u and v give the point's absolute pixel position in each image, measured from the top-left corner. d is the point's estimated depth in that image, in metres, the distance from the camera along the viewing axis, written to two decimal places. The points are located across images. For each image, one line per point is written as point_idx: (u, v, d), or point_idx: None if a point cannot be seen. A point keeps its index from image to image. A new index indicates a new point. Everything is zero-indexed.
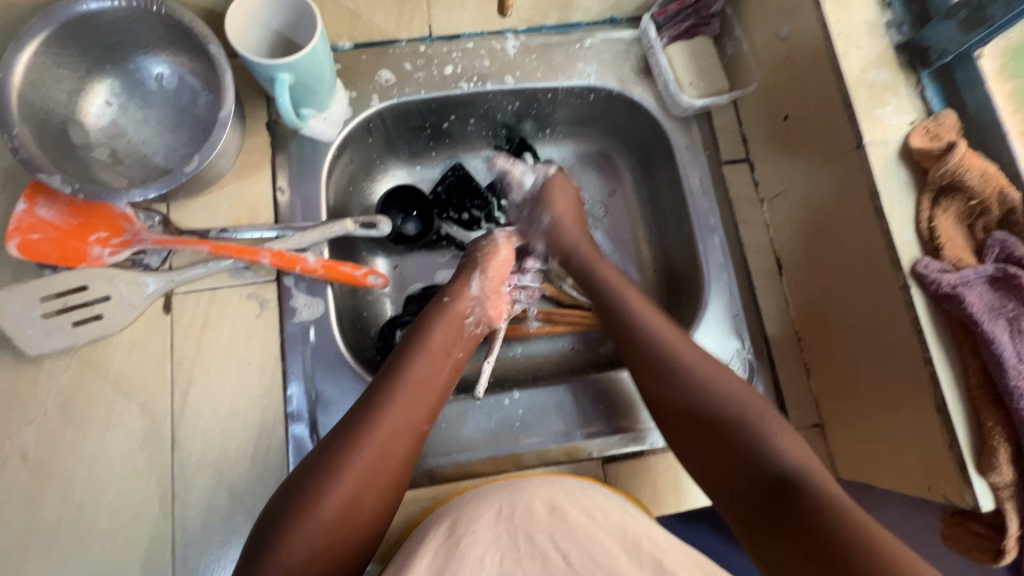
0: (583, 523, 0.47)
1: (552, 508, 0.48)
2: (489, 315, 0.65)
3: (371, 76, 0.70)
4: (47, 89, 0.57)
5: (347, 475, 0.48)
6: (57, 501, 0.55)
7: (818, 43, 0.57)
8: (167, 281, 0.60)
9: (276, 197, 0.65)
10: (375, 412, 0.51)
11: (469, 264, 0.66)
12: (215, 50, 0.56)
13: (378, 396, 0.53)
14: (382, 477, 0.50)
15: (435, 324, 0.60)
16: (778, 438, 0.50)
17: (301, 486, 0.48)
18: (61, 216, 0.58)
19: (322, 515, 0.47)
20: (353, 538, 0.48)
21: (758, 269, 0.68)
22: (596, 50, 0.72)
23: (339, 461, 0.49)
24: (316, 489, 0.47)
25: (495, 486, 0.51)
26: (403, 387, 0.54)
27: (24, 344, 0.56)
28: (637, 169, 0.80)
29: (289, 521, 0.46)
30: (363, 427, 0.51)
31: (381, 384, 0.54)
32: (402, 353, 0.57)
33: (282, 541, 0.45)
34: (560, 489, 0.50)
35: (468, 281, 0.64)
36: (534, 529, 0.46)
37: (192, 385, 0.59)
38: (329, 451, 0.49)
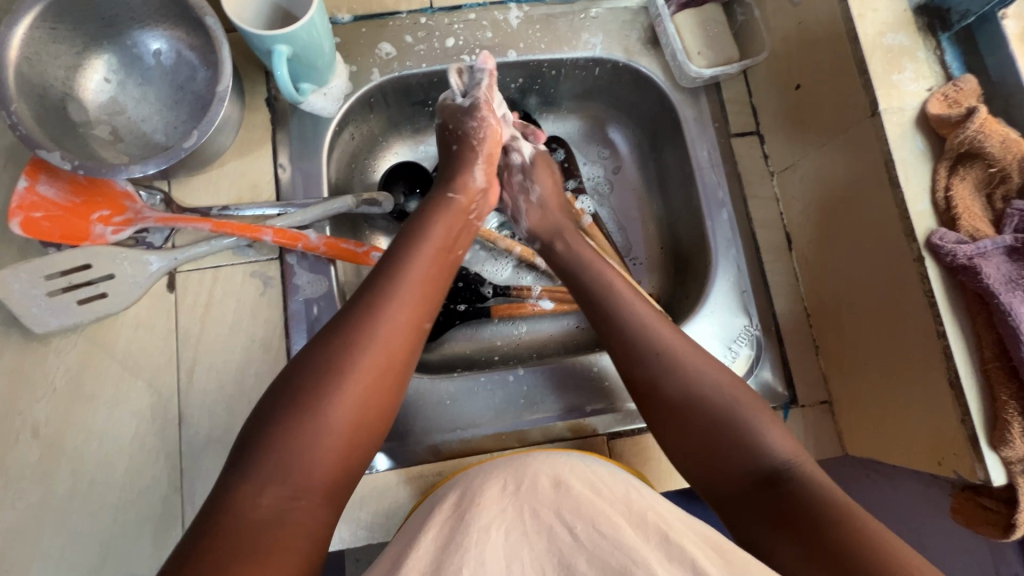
0: (589, 496, 0.47)
1: (557, 483, 0.48)
2: (486, 208, 0.63)
3: (371, 49, 0.68)
4: (44, 64, 0.56)
5: (346, 375, 0.45)
6: (68, 476, 0.56)
7: (832, 7, 0.55)
8: (170, 259, 0.60)
9: (277, 174, 0.65)
10: (375, 316, 0.48)
11: (462, 152, 0.63)
12: (212, 21, 0.55)
13: (386, 280, 0.50)
14: (388, 391, 0.47)
15: (436, 221, 0.56)
16: (771, 428, 0.49)
17: (309, 365, 0.46)
18: (63, 194, 0.58)
19: (331, 422, 0.44)
20: (361, 438, 0.46)
21: (767, 244, 0.66)
22: (601, 20, 0.70)
23: (347, 356, 0.46)
24: (313, 390, 0.45)
25: (499, 465, 0.52)
26: (409, 278, 0.51)
27: (31, 323, 0.56)
28: (643, 145, 0.78)
29: (292, 407, 0.44)
30: (364, 319, 0.48)
31: (388, 268, 0.51)
32: (405, 241, 0.54)
33: (267, 459, 0.42)
34: (564, 464, 0.50)
35: (471, 174, 0.62)
36: (542, 502, 0.47)
37: (198, 363, 0.60)
38: (331, 338, 0.47)
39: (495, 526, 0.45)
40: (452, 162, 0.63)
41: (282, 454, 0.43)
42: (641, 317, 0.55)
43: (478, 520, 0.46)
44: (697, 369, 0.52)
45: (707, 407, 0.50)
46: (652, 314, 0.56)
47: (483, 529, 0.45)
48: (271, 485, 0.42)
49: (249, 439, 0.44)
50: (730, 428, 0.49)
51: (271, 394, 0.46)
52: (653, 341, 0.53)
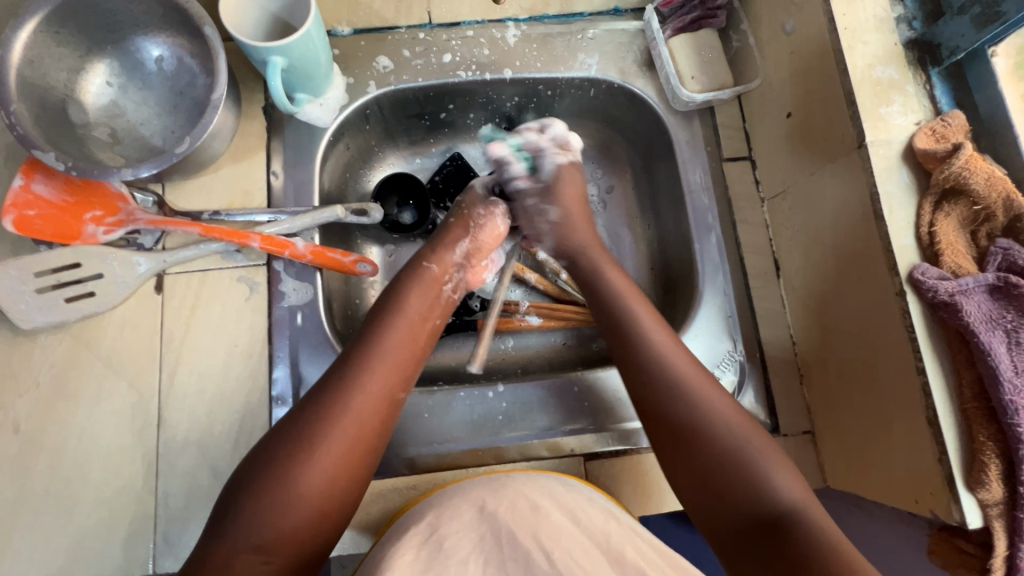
0: (566, 524, 0.48)
1: (535, 507, 0.49)
2: (466, 281, 0.64)
3: (369, 62, 0.69)
4: (46, 67, 0.58)
5: (320, 446, 0.46)
6: (45, 472, 0.57)
7: (823, 37, 0.55)
8: (158, 262, 0.60)
9: (270, 181, 0.65)
10: (352, 384, 0.50)
11: (453, 229, 0.64)
12: (210, 31, 0.56)
13: (363, 352, 0.52)
14: (361, 452, 0.48)
15: (415, 288, 0.58)
16: (781, 471, 0.48)
17: (281, 440, 0.47)
18: (57, 193, 0.59)
19: (302, 489, 0.45)
20: (335, 505, 0.47)
21: (754, 270, 0.66)
22: (598, 41, 0.71)
23: (325, 426, 0.47)
24: (286, 461, 0.45)
25: (476, 483, 0.52)
26: (385, 340, 0.53)
27: (17, 319, 0.57)
28: (637, 166, 0.79)
29: (270, 475, 0.45)
30: (343, 390, 0.49)
31: (365, 343, 0.53)
32: (379, 315, 0.55)
33: (247, 520, 0.43)
34: (546, 489, 0.51)
35: (449, 246, 0.62)
36: (521, 528, 0.47)
37: (181, 364, 0.60)
38: (307, 410, 0.48)
39: (473, 557, 0.46)
40: (435, 237, 0.63)
41: (254, 517, 0.43)
42: (690, 379, 0.52)
43: (455, 550, 0.46)
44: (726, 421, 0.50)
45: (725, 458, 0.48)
46: (702, 379, 0.53)
47: (461, 560, 0.45)
48: (248, 542, 0.43)
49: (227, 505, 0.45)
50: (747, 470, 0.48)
51: (245, 467, 0.47)
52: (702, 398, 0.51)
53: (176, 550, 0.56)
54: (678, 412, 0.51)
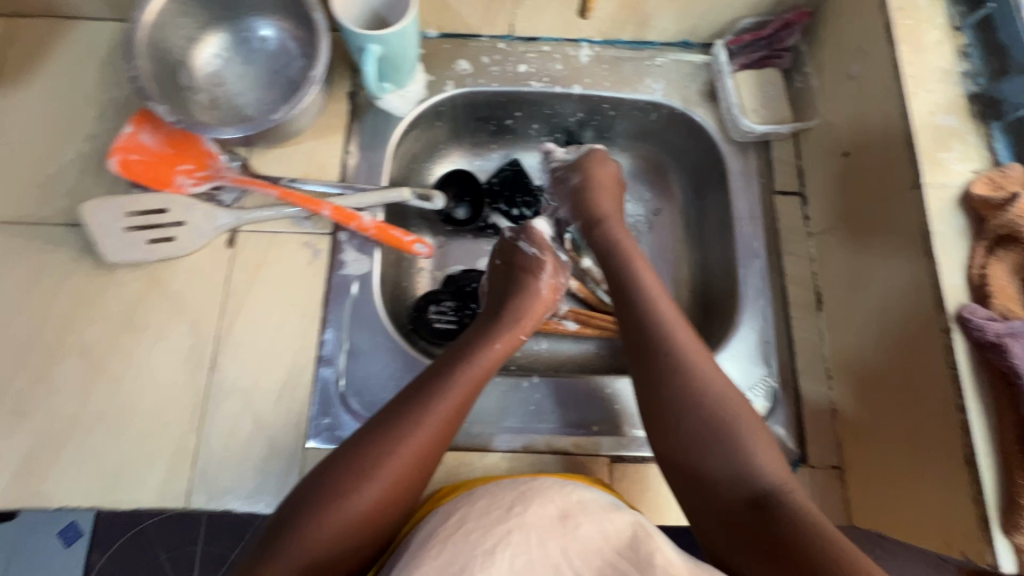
0: (595, 539, 0.47)
1: (563, 517, 0.49)
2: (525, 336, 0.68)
3: (450, 64, 0.74)
4: (169, 32, 0.64)
5: (383, 474, 0.50)
6: (103, 397, 0.60)
7: (887, 82, 0.58)
8: (236, 217, 0.65)
9: (345, 159, 0.70)
10: (417, 417, 0.53)
11: (527, 291, 0.68)
12: (318, 16, 0.62)
13: (433, 389, 0.55)
14: (416, 489, 0.52)
15: (485, 342, 0.61)
16: (764, 450, 0.51)
17: (347, 463, 0.50)
18: (159, 143, 0.64)
19: (358, 508, 0.48)
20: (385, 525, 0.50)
21: (796, 301, 0.67)
22: (665, 69, 0.75)
23: (389, 454, 0.51)
24: (350, 482, 0.49)
25: (501, 487, 0.53)
26: (458, 384, 0.56)
27: (106, 251, 0.62)
28: (688, 191, 0.82)
29: (333, 493, 0.48)
30: (409, 423, 0.52)
31: (434, 381, 0.56)
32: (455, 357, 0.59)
33: (304, 528, 0.47)
34: (574, 499, 0.51)
35: (530, 307, 0.67)
36: (546, 532, 0.47)
37: (240, 314, 0.64)
38: (375, 434, 0.52)
39: (499, 550, 0.46)
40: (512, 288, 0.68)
41: (313, 529, 0.47)
42: (684, 346, 0.57)
43: (481, 542, 0.46)
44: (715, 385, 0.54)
45: (710, 416, 0.52)
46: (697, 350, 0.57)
47: (487, 552, 0.45)
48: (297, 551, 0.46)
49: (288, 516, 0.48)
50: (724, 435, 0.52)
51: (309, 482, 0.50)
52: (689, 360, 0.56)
53: (210, 488, 0.58)
54: (674, 371, 0.55)
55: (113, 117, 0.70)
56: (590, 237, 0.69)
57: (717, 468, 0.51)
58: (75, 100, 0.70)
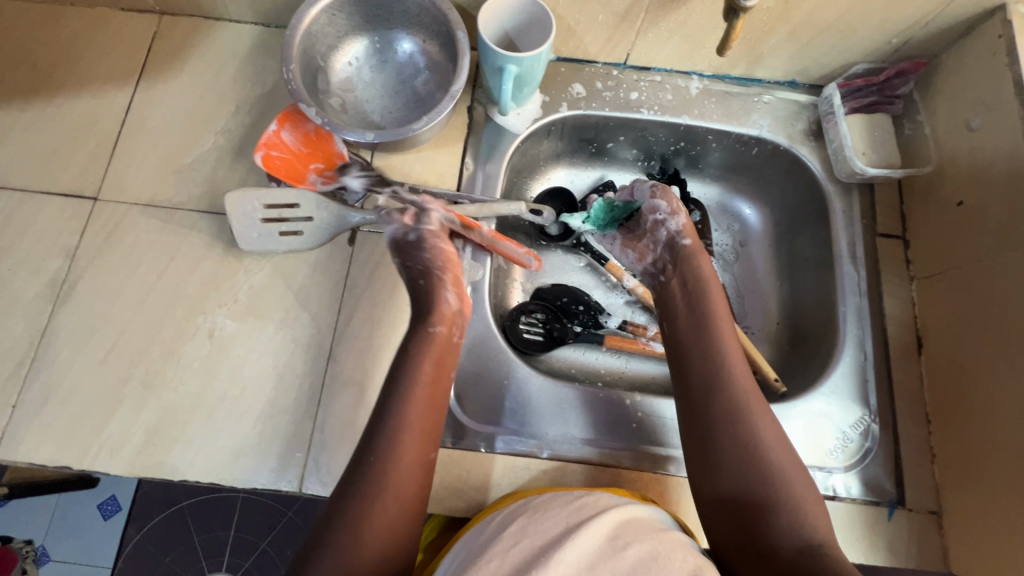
0: (645, 561, 0.46)
1: (614, 538, 0.48)
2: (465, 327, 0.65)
3: (565, 87, 0.77)
4: (316, 40, 0.68)
5: (386, 488, 0.50)
6: (227, 378, 0.63)
7: (1015, 138, 0.59)
8: (362, 216, 0.68)
9: (462, 169, 0.73)
10: (398, 428, 0.53)
11: (428, 287, 0.63)
12: (461, 35, 0.65)
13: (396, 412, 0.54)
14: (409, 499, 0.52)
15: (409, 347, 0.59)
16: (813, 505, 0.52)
17: (362, 476, 0.51)
18: (296, 141, 0.68)
19: (367, 539, 0.48)
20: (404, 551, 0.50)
21: (896, 342, 0.68)
22: (772, 106, 0.78)
23: (381, 478, 0.51)
24: (362, 496, 0.50)
25: (559, 503, 0.54)
26: (412, 401, 0.55)
27: (242, 240, 0.66)
28: (779, 225, 0.83)
29: (343, 518, 0.49)
30: (398, 433, 0.53)
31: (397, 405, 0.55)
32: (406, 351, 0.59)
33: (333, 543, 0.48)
34: (631, 523, 0.51)
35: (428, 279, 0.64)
36: (596, 554, 0.46)
37: (357, 310, 0.67)
38: (375, 449, 0.52)
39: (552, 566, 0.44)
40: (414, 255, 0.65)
41: (339, 545, 0.47)
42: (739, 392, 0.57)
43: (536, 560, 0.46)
44: (763, 432, 0.55)
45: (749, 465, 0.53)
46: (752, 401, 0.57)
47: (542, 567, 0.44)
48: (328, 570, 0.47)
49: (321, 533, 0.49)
50: (770, 485, 0.52)
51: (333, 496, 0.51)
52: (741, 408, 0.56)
53: (322, 474, 0.61)
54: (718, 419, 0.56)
55: (248, 112, 0.74)
56: (677, 271, 0.70)
57: (778, 525, 0.50)
58: (214, 94, 0.74)
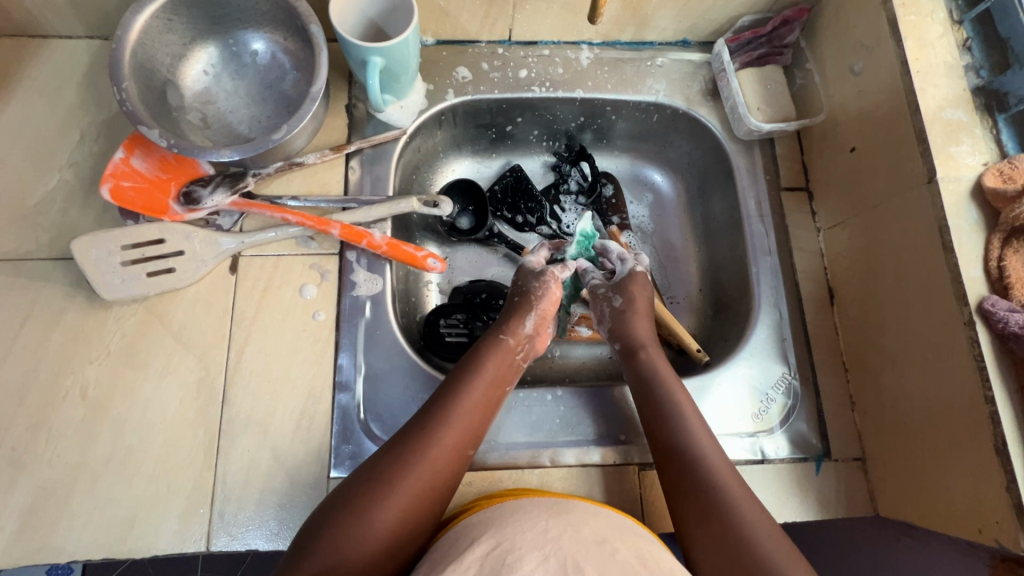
0: (632, 562, 0.45)
1: (602, 543, 0.47)
2: (533, 353, 0.65)
3: (449, 72, 0.72)
4: (155, 50, 0.61)
5: (405, 485, 0.50)
6: (108, 440, 0.57)
7: (894, 78, 0.58)
8: (238, 241, 0.62)
9: (347, 174, 0.68)
10: (431, 427, 0.53)
11: (521, 305, 0.64)
12: (315, 29, 0.59)
13: (446, 402, 0.55)
14: (424, 509, 0.50)
15: (488, 356, 0.60)
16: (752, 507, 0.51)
17: (382, 467, 0.51)
18: (151, 168, 0.61)
19: (372, 529, 0.48)
20: (398, 560, 0.49)
21: (809, 296, 0.68)
22: (666, 69, 0.75)
23: (408, 465, 0.51)
24: (376, 490, 0.49)
25: (538, 508, 0.51)
26: (470, 394, 0.56)
27: (102, 289, 0.59)
28: (691, 190, 0.82)
29: (351, 504, 0.49)
30: (426, 432, 0.53)
31: (445, 395, 0.56)
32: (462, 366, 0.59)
33: (334, 531, 0.47)
34: (614, 531, 0.49)
35: (522, 318, 0.63)
36: (584, 555, 0.44)
37: (249, 344, 0.61)
38: (402, 442, 0.52)
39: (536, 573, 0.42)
40: (507, 311, 0.65)
41: (335, 538, 0.47)
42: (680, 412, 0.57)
43: (519, 564, 0.43)
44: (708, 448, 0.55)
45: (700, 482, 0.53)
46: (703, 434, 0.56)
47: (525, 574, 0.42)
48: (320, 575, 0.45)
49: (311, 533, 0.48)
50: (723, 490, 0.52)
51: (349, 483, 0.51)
52: (687, 428, 0.56)
53: (230, 527, 0.56)
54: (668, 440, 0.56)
55: (94, 139, 0.65)
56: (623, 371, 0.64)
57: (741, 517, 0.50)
58: (52, 123, 0.66)
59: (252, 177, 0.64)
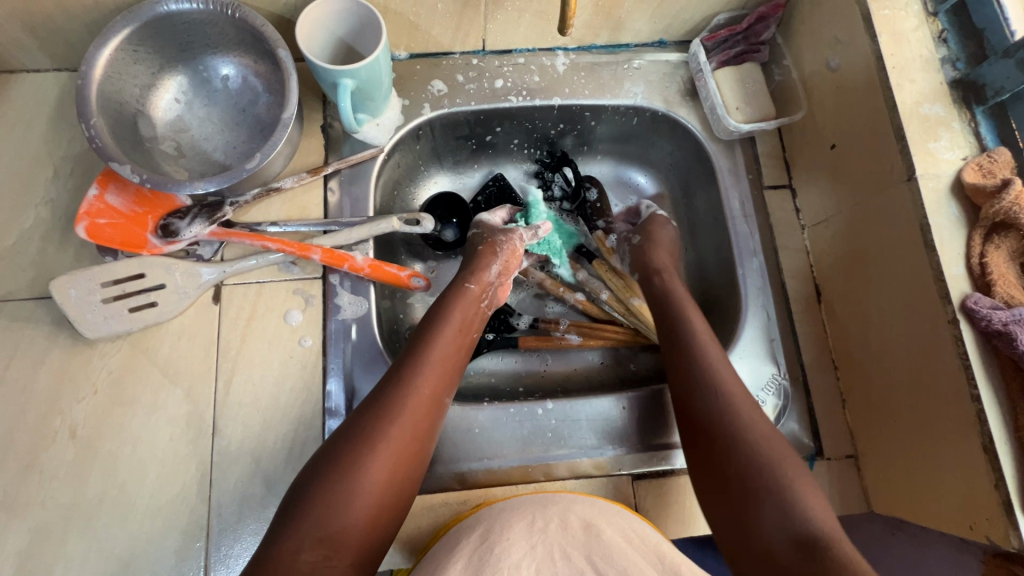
0: (620, 543, 0.47)
1: (587, 527, 0.48)
2: (497, 301, 0.67)
3: (424, 86, 0.71)
4: (123, 82, 0.60)
5: (388, 437, 0.50)
6: (101, 478, 0.57)
7: (871, 74, 0.57)
8: (219, 271, 0.62)
9: (327, 197, 0.67)
10: (405, 377, 0.54)
11: (484, 253, 0.66)
12: (284, 53, 0.58)
13: (417, 354, 0.56)
14: (409, 456, 0.51)
15: (455, 304, 0.61)
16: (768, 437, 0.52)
17: (359, 424, 0.51)
18: (127, 203, 0.61)
19: (362, 483, 0.48)
20: (391, 508, 0.49)
21: (796, 295, 0.68)
22: (643, 71, 0.74)
23: (389, 415, 0.51)
24: (357, 446, 0.49)
25: (526, 500, 0.51)
26: (439, 342, 0.58)
27: (84, 328, 0.58)
28: (675, 190, 0.81)
29: (336, 463, 0.48)
30: (399, 383, 0.53)
31: (416, 346, 0.57)
32: (428, 318, 0.60)
33: (320, 496, 0.47)
34: (597, 511, 0.50)
35: (486, 267, 0.65)
36: (572, 544, 0.46)
37: (236, 374, 0.61)
38: (377, 396, 0.53)
39: (524, 561, 0.44)
40: (468, 260, 0.67)
41: (324, 500, 0.46)
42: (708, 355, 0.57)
43: (507, 555, 0.45)
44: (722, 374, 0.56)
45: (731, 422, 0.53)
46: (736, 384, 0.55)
47: (513, 564, 0.44)
48: (311, 540, 0.45)
49: (296, 502, 0.47)
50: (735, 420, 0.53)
51: (326, 446, 0.51)
52: (714, 370, 0.56)
53: (227, 559, 0.56)
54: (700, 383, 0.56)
55: (69, 174, 0.65)
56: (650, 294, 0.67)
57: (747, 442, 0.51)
58: (24, 160, 0.65)
59: (229, 206, 0.63)
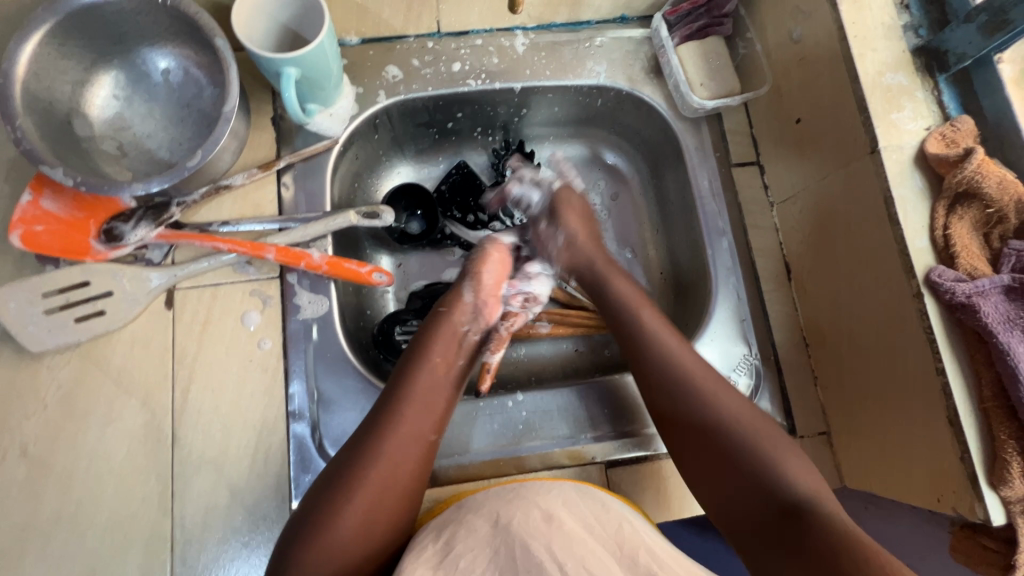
0: (581, 534, 0.44)
1: (549, 518, 0.46)
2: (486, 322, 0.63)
3: (378, 72, 0.68)
4: (52, 80, 0.56)
5: (361, 486, 0.48)
6: (57, 496, 0.55)
7: (833, 44, 0.56)
8: (170, 276, 0.59)
9: (281, 193, 0.65)
10: (383, 423, 0.52)
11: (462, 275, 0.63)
12: (221, 42, 0.55)
13: (393, 400, 0.53)
14: (387, 504, 0.49)
15: (431, 335, 0.58)
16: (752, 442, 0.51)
17: (335, 475, 0.49)
18: (65, 207, 0.58)
19: (338, 539, 0.46)
20: (372, 551, 0.48)
21: (766, 273, 0.67)
22: (606, 49, 0.71)
23: (365, 464, 0.49)
24: (329, 499, 0.48)
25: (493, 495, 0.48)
26: (414, 384, 0.54)
27: (27, 341, 0.56)
28: (644, 171, 0.79)
29: (312, 518, 0.47)
30: (375, 431, 0.51)
31: (394, 389, 0.54)
32: (408, 356, 0.57)
33: (298, 547, 0.46)
34: (560, 499, 0.47)
35: (461, 288, 0.62)
36: (533, 538, 0.44)
37: (193, 381, 0.59)
38: (353, 445, 0.51)
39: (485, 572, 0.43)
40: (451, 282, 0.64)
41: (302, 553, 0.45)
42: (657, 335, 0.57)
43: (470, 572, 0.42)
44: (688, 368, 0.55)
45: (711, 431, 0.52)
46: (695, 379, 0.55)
47: None
48: None
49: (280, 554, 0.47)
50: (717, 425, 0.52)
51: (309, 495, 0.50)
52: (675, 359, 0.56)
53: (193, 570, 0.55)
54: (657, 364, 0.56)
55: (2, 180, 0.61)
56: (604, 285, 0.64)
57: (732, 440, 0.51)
58: None
59: (175, 208, 0.61)
